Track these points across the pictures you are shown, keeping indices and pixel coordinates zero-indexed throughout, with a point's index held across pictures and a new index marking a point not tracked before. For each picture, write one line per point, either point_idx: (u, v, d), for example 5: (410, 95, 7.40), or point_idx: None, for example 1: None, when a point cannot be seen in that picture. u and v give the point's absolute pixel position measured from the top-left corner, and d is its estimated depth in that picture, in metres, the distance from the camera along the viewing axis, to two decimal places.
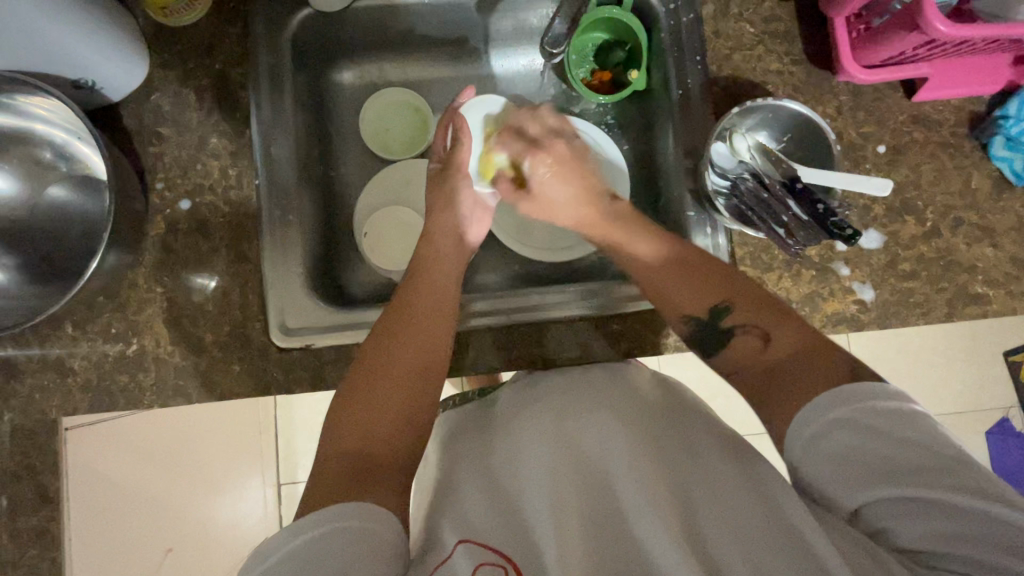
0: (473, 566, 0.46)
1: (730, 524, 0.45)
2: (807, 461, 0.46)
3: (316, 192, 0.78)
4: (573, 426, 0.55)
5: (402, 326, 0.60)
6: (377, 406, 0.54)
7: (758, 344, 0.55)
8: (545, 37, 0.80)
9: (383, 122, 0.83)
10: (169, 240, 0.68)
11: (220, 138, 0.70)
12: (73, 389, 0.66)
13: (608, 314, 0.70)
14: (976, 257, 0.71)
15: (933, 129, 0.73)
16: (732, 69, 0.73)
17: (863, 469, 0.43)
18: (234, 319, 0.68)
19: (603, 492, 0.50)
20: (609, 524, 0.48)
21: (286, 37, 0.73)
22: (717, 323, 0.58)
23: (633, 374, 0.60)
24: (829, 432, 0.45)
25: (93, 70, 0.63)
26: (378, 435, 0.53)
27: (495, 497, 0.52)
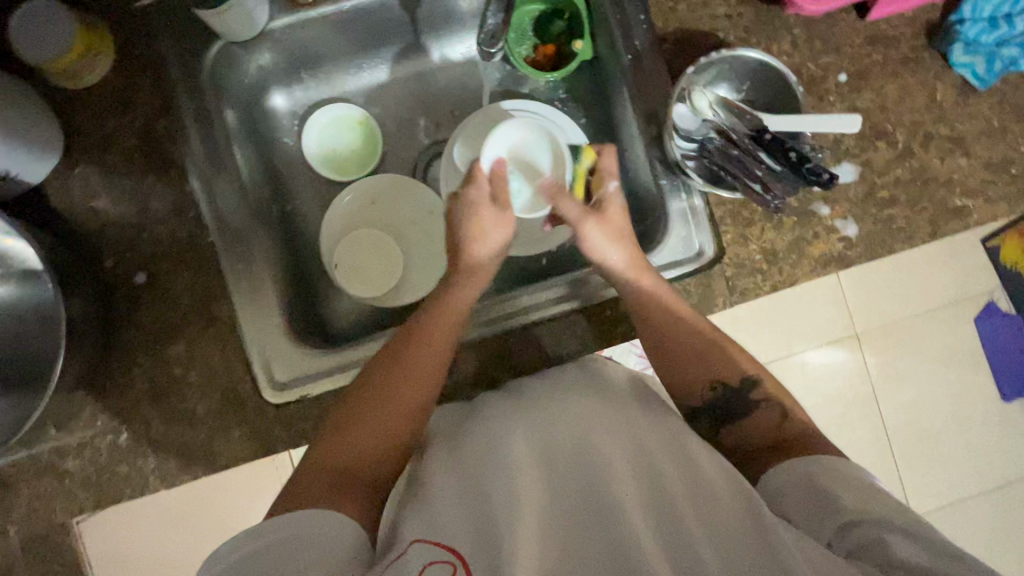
0: (422, 566, 0.44)
1: (708, 526, 0.46)
2: (786, 492, 0.50)
3: (276, 232, 0.74)
4: (568, 428, 0.54)
5: (407, 347, 0.59)
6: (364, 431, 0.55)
7: (773, 417, 0.58)
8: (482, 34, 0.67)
9: (330, 141, 0.79)
10: (134, 318, 0.65)
11: (161, 200, 0.65)
12: (73, 489, 0.64)
13: (600, 302, 0.69)
14: (951, 169, 0.70)
15: (891, 47, 0.70)
16: (680, 21, 0.70)
17: (824, 502, 0.47)
18: (222, 385, 0.65)
19: (579, 495, 0.49)
20: (580, 524, 0.48)
21: (203, 76, 0.66)
22: (744, 395, 0.60)
23: (608, 366, 0.61)
24: (800, 484, 0.50)
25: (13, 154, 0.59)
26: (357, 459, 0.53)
27: (467, 490, 0.49)
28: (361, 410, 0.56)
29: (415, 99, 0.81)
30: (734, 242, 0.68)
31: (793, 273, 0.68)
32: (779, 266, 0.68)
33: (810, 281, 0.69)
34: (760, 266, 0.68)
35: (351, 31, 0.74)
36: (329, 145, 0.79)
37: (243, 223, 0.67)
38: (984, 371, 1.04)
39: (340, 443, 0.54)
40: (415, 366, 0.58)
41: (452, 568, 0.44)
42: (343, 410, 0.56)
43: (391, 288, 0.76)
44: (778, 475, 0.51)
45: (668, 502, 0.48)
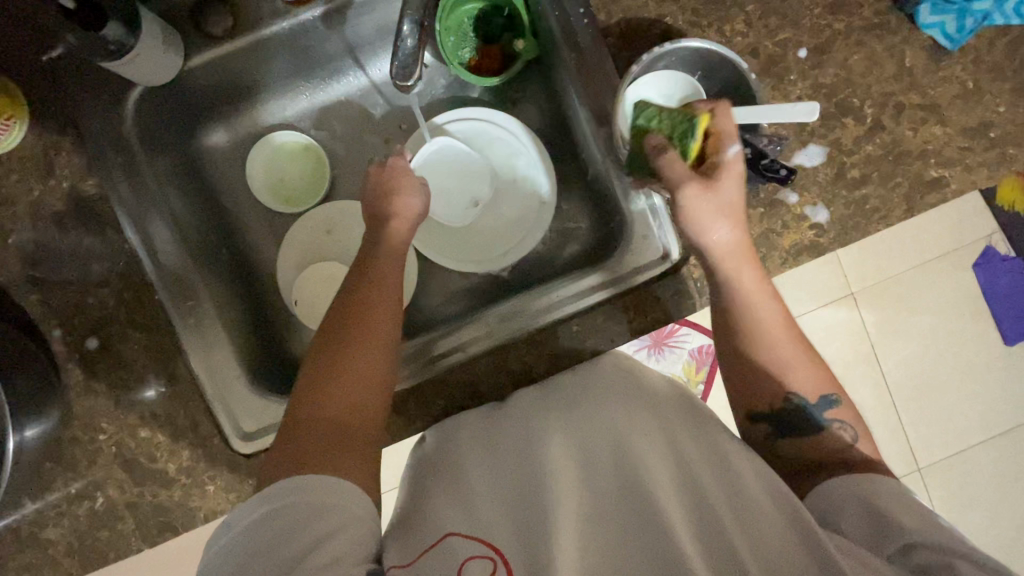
0: (462, 562, 0.44)
1: (751, 524, 0.43)
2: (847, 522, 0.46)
3: (231, 276, 0.72)
4: (606, 425, 0.53)
5: (359, 292, 0.59)
6: (351, 373, 0.55)
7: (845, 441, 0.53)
8: (392, 66, 0.58)
9: (282, 171, 0.75)
10: (93, 384, 0.64)
11: (101, 262, 0.63)
12: (58, 557, 0.64)
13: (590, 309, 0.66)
14: (925, 139, 0.66)
15: (852, 14, 0.66)
16: (623, 11, 0.65)
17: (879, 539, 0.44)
18: (191, 442, 0.64)
19: (618, 493, 0.48)
20: (625, 515, 0.46)
21: (128, 128, 0.63)
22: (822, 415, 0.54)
23: (647, 372, 0.60)
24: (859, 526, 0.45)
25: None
26: (351, 403, 0.53)
27: (509, 494, 0.50)
28: (339, 352, 0.56)
29: (358, 118, 0.77)
30: None
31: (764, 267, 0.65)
32: None
33: (783, 272, 0.66)
34: None
35: (281, 55, 0.69)
36: (281, 177, 0.75)
37: (191, 274, 0.65)
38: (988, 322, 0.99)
39: (325, 388, 0.54)
40: (372, 309, 0.58)
41: (492, 566, 0.44)
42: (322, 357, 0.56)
43: None
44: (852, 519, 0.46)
45: (705, 504, 0.46)
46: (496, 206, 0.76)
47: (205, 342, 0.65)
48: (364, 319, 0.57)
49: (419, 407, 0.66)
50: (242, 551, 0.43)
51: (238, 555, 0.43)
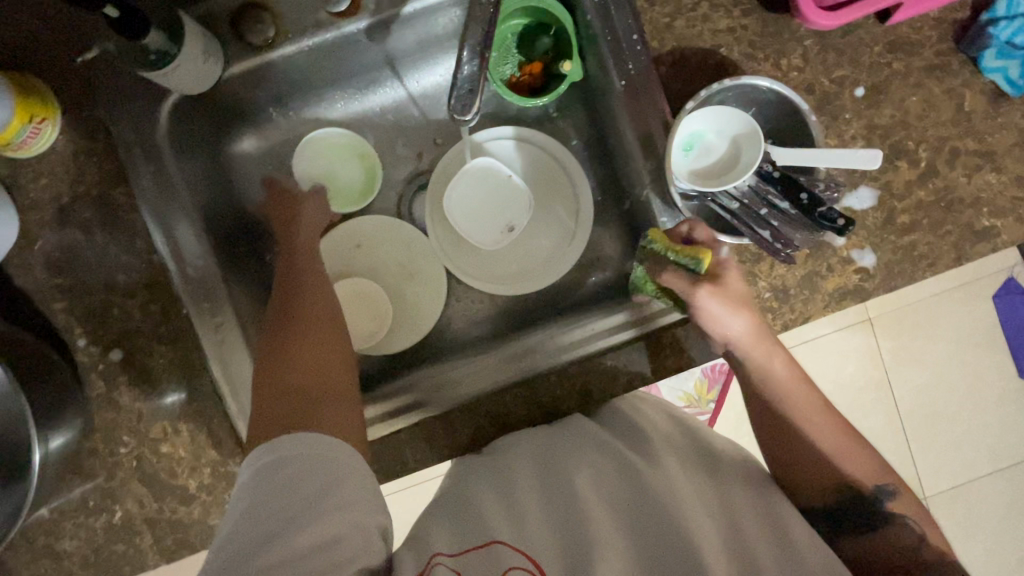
0: (506, 566, 0.46)
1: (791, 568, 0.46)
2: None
3: (257, 288, 0.70)
4: (642, 457, 0.55)
5: (291, 278, 0.63)
6: (304, 355, 0.57)
7: (912, 542, 0.51)
8: (452, 99, 0.56)
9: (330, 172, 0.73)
10: (114, 396, 0.62)
11: (129, 272, 0.62)
12: (72, 569, 0.63)
13: (632, 342, 0.64)
14: (979, 187, 0.64)
15: (913, 53, 0.63)
16: (676, 40, 0.63)
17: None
18: (213, 460, 0.63)
19: (655, 520, 0.50)
20: (665, 562, 0.47)
21: (161, 136, 0.61)
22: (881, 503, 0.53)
23: (703, 427, 0.60)
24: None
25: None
26: (303, 378, 0.55)
27: (557, 507, 0.51)
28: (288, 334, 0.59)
29: (393, 130, 0.75)
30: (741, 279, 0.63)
31: (806, 310, 0.63)
32: (791, 305, 0.63)
33: (824, 316, 0.64)
34: (770, 305, 0.63)
35: (320, 65, 0.67)
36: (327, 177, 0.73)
37: (219, 287, 0.63)
38: (1000, 347, 0.98)
39: (278, 366, 0.56)
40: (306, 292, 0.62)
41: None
42: (271, 339, 0.59)
43: (383, 334, 0.72)
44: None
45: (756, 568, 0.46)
46: (530, 231, 0.74)
47: (229, 360, 0.62)
48: (306, 318, 0.60)
49: (445, 435, 0.64)
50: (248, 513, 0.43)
51: (250, 498, 0.44)
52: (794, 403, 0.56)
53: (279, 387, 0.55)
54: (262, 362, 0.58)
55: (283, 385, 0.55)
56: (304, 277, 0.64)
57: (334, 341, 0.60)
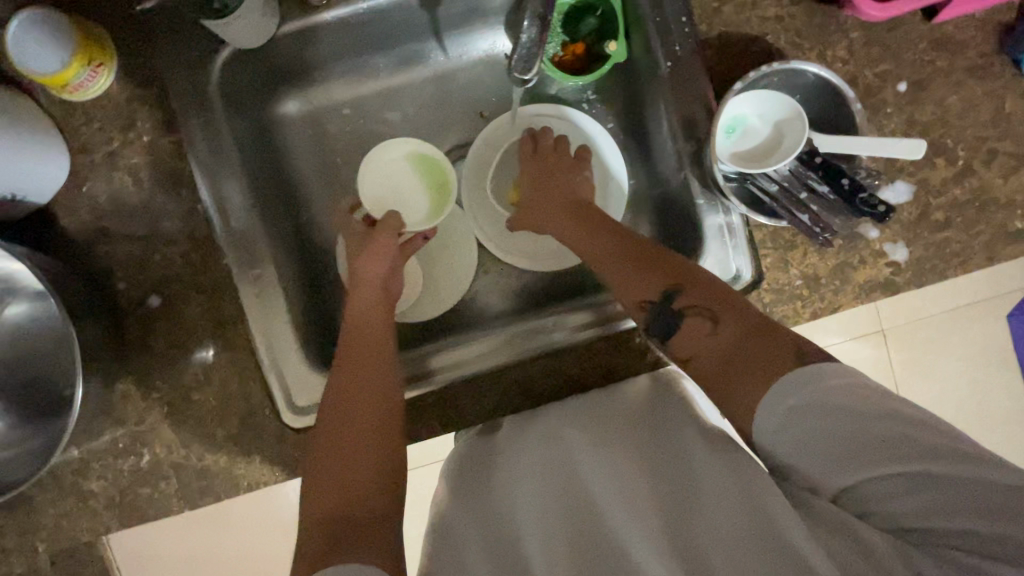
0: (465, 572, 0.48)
1: (718, 534, 0.47)
2: (779, 440, 0.46)
3: (291, 247, 0.71)
4: (580, 457, 0.57)
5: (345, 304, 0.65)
6: (340, 447, 0.53)
7: (708, 326, 0.54)
8: (514, 60, 0.60)
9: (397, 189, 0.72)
10: (149, 341, 0.63)
11: (172, 220, 0.63)
12: (98, 509, 0.64)
13: (608, 331, 0.65)
14: (1014, 189, 0.64)
15: (957, 53, 0.64)
16: (724, 25, 0.64)
17: (835, 444, 0.44)
18: (242, 411, 0.64)
19: (589, 520, 0.51)
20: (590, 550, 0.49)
21: (212, 86, 0.63)
22: (670, 309, 0.56)
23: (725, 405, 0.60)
24: (790, 424, 0.46)
25: (26, 171, 0.57)
26: (341, 480, 0.51)
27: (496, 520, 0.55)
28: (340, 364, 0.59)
29: (433, 102, 0.75)
30: (774, 265, 0.64)
31: (835, 300, 0.64)
32: (821, 293, 0.64)
33: (853, 308, 0.65)
34: (801, 293, 0.63)
35: (370, 31, 0.69)
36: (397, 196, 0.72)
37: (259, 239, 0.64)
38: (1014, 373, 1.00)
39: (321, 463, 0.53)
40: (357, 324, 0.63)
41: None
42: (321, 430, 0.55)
43: (413, 301, 0.73)
44: (761, 416, 0.47)
45: None
46: None
47: (266, 310, 0.64)
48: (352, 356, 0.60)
49: (471, 404, 0.64)
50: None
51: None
52: (627, 275, 0.60)
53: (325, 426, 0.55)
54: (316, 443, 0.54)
55: (317, 477, 0.52)
56: (355, 356, 0.59)
57: (379, 427, 0.55)
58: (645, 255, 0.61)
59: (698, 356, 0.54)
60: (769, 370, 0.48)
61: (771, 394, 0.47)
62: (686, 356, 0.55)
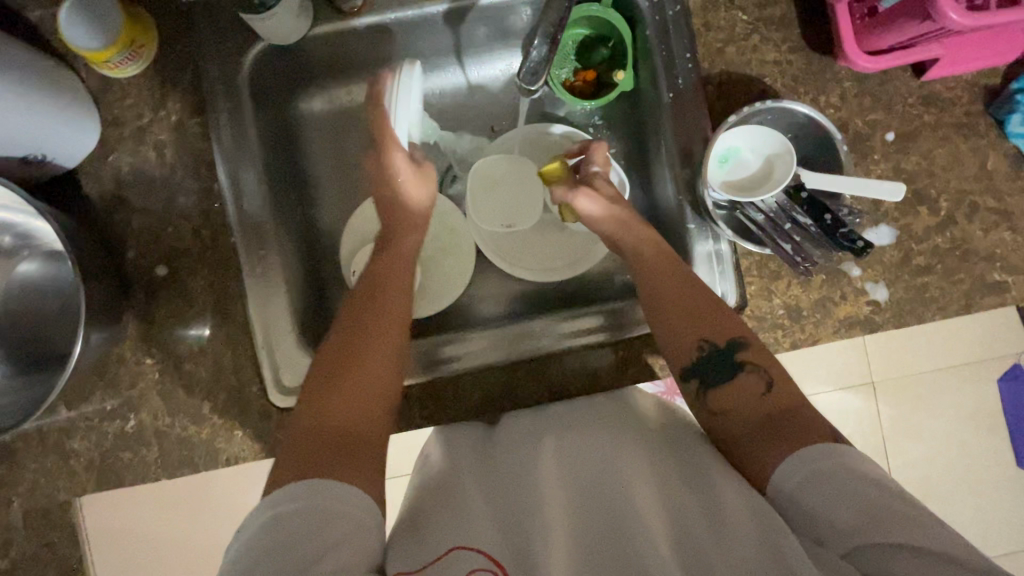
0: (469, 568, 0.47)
1: (733, 567, 0.45)
2: (797, 487, 0.47)
3: (297, 234, 0.74)
4: (604, 455, 0.56)
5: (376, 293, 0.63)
6: (352, 403, 0.55)
7: (761, 389, 0.55)
8: (521, 70, 0.68)
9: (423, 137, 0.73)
10: (151, 309, 0.66)
11: (189, 196, 0.66)
12: (77, 469, 0.65)
13: (616, 341, 0.67)
14: (994, 243, 0.67)
15: (944, 109, 0.68)
16: (726, 64, 0.68)
17: (838, 485, 0.46)
18: (231, 385, 0.65)
19: (607, 520, 0.51)
20: (605, 552, 0.49)
21: (242, 78, 0.67)
22: (731, 360, 0.57)
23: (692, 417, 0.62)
24: (817, 480, 0.46)
25: (58, 137, 0.60)
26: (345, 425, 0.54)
27: (500, 510, 0.53)
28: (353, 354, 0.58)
29: (448, 112, 0.79)
30: (758, 294, 0.66)
31: (815, 332, 0.66)
32: (802, 324, 0.66)
33: (832, 342, 0.67)
34: (782, 323, 0.66)
35: (396, 41, 0.73)
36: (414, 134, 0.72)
37: (266, 223, 0.68)
38: (1004, 438, 1.00)
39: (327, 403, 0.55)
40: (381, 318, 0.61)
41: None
42: (326, 371, 0.57)
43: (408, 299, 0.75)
44: (785, 466, 0.48)
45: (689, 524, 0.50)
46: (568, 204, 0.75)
47: (267, 290, 0.67)
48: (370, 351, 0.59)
49: (454, 395, 0.67)
50: (254, 549, 0.44)
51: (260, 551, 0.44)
52: (680, 310, 0.60)
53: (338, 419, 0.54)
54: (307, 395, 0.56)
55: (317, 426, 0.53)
56: (376, 326, 0.60)
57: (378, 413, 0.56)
58: (689, 284, 0.62)
59: (742, 409, 0.54)
60: (809, 436, 0.49)
61: (798, 458, 0.48)
62: (720, 409, 0.56)
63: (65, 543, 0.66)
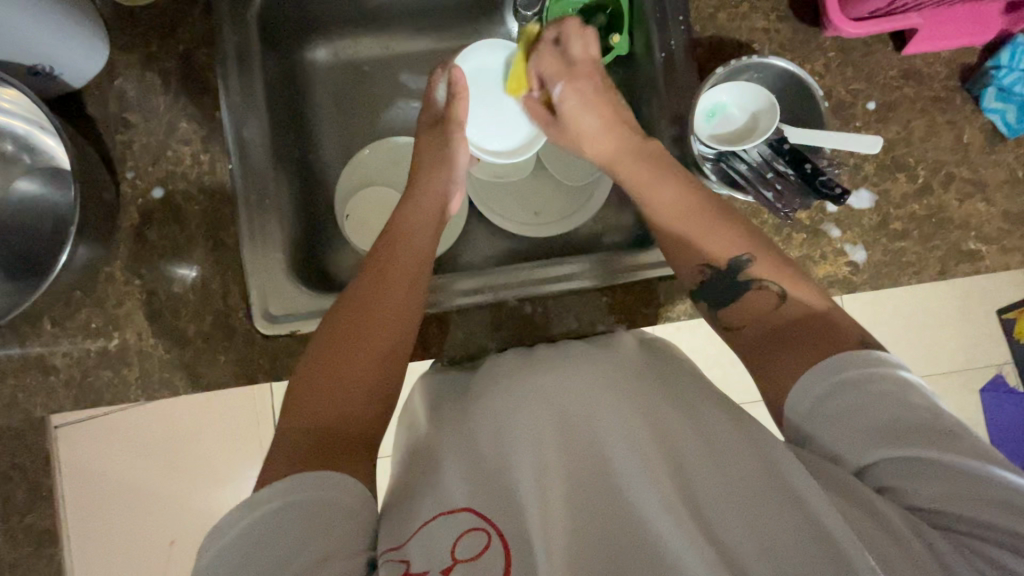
0: (456, 535, 0.43)
1: (739, 515, 0.42)
2: (808, 422, 0.48)
3: (294, 175, 0.75)
4: (580, 404, 0.51)
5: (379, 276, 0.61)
6: (346, 381, 0.53)
7: (773, 300, 0.57)
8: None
9: (507, 123, 0.76)
10: (144, 230, 0.67)
11: (190, 123, 0.68)
12: (56, 386, 0.65)
13: (606, 286, 0.68)
14: (969, 212, 0.69)
15: (923, 83, 0.71)
16: (716, 29, 0.71)
17: (862, 415, 0.45)
18: (217, 309, 0.66)
19: (592, 467, 0.47)
20: (597, 506, 0.45)
21: (252, 15, 0.70)
22: (733, 276, 0.59)
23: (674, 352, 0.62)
24: (833, 395, 0.47)
25: (70, 53, 0.62)
26: (335, 417, 0.51)
27: (475, 458, 0.49)
28: (351, 332, 0.56)
29: None
30: None
31: None
32: None
33: None
34: None
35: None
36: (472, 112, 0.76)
37: (263, 157, 0.69)
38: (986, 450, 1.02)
39: (307, 396, 0.52)
40: (387, 300, 0.59)
41: (484, 534, 0.43)
42: (308, 367, 0.54)
43: None
44: (799, 387, 0.49)
45: (684, 458, 0.46)
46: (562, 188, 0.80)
47: (259, 220, 0.68)
48: (366, 329, 0.57)
49: (436, 334, 0.67)
50: (245, 537, 0.41)
51: (252, 538, 0.42)
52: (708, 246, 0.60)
53: (320, 395, 0.52)
54: (303, 370, 0.54)
55: (314, 421, 0.50)
56: (382, 307, 0.58)
57: (374, 386, 0.54)
58: (683, 234, 0.62)
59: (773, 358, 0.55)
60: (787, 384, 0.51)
61: (812, 371, 0.49)
62: (739, 324, 0.59)
63: (38, 465, 0.65)
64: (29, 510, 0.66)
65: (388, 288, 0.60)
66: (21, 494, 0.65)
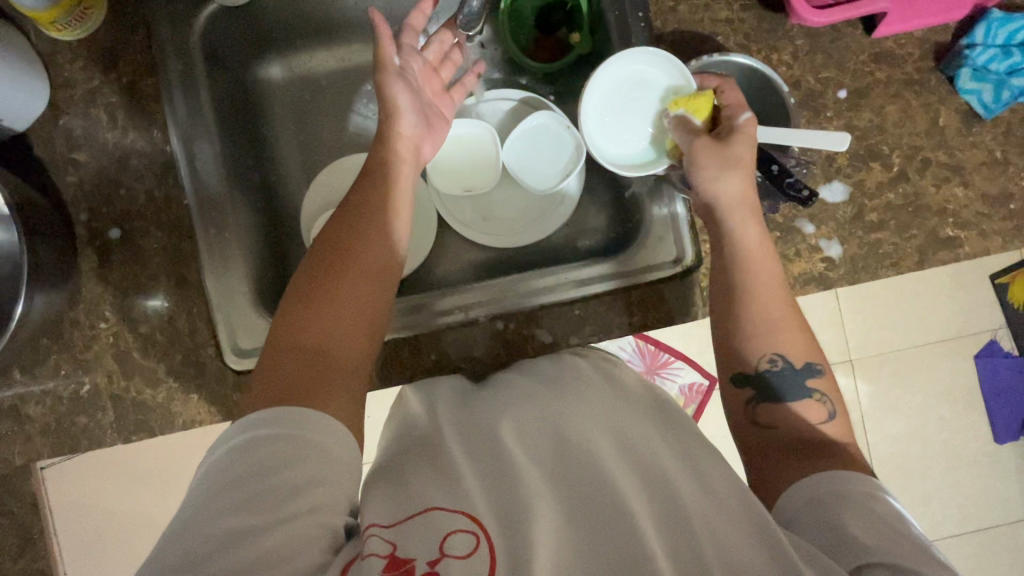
0: (439, 536, 0.39)
1: (716, 538, 0.40)
2: (801, 514, 0.45)
3: (256, 199, 0.73)
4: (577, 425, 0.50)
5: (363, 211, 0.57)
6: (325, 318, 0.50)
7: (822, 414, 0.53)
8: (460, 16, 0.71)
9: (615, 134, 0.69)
10: (104, 271, 0.65)
11: (141, 158, 0.66)
12: (32, 434, 0.64)
13: (627, 288, 0.67)
14: (946, 198, 0.67)
15: (895, 66, 0.68)
16: (678, 22, 0.68)
17: (864, 512, 0.42)
18: (186, 347, 0.65)
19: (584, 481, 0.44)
20: (592, 519, 0.41)
21: (195, 40, 0.68)
22: (797, 381, 0.54)
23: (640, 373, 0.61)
24: (834, 494, 0.45)
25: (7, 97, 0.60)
26: (310, 354, 0.48)
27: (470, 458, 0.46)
28: (331, 274, 0.53)
29: None
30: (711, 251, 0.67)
31: None
32: None
33: None
34: None
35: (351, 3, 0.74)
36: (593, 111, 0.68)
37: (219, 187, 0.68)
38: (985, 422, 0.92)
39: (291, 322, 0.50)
40: (370, 241, 0.56)
41: (466, 538, 0.39)
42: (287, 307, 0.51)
43: None
44: (802, 483, 0.47)
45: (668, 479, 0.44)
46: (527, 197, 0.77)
47: (219, 255, 0.66)
48: (350, 266, 0.53)
49: (410, 356, 0.66)
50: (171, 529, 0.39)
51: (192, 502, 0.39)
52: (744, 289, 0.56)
53: (299, 330, 0.50)
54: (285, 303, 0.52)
55: (294, 354, 0.48)
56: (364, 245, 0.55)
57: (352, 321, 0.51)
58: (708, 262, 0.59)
59: (784, 423, 0.52)
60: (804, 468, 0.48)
61: (831, 473, 0.46)
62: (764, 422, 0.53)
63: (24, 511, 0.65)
64: (20, 555, 0.66)
65: (368, 231, 0.56)
66: (13, 539, 0.66)
